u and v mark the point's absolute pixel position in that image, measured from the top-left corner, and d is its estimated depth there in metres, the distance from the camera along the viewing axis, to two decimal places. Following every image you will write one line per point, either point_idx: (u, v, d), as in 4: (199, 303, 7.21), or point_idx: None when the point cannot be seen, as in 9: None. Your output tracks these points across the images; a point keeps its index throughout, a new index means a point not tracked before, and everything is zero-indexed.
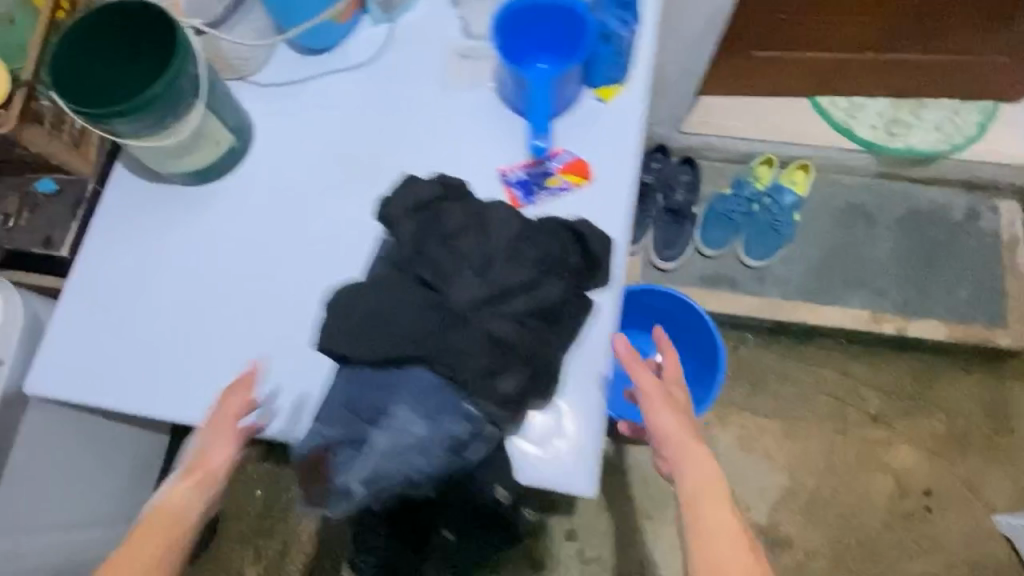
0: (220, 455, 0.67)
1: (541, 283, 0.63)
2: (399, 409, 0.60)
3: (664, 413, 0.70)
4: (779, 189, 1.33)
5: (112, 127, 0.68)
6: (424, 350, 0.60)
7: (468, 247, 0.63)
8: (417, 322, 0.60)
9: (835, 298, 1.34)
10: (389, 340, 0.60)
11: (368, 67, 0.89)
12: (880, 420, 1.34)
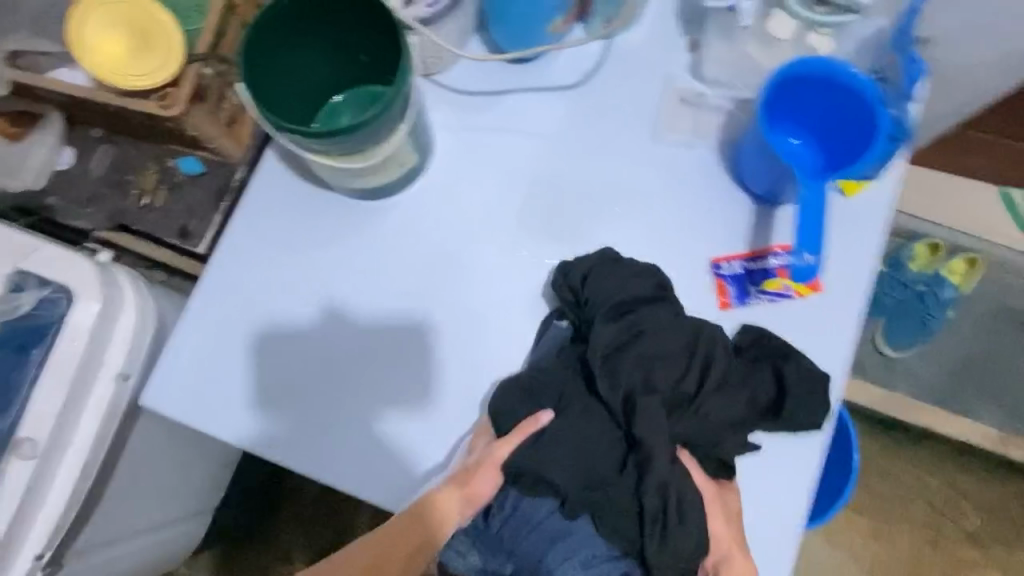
0: (490, 482, 0.61)
1: (719, 434, 0.63)
2: (563, 540, 0.60)
3: (737, 560, 0.61)
4: (942, 279, 1.17)
5: (296, 140, 0.57)
6: (600, 475, 0.60)
7: (662, 378, 0.63)
8: (600, 443, 0.61)
9: (965, 409, 1.23)
10: (569, 457, 0.60)
11: (568, 93, 0.75)
12: (976, 541, 1.26)
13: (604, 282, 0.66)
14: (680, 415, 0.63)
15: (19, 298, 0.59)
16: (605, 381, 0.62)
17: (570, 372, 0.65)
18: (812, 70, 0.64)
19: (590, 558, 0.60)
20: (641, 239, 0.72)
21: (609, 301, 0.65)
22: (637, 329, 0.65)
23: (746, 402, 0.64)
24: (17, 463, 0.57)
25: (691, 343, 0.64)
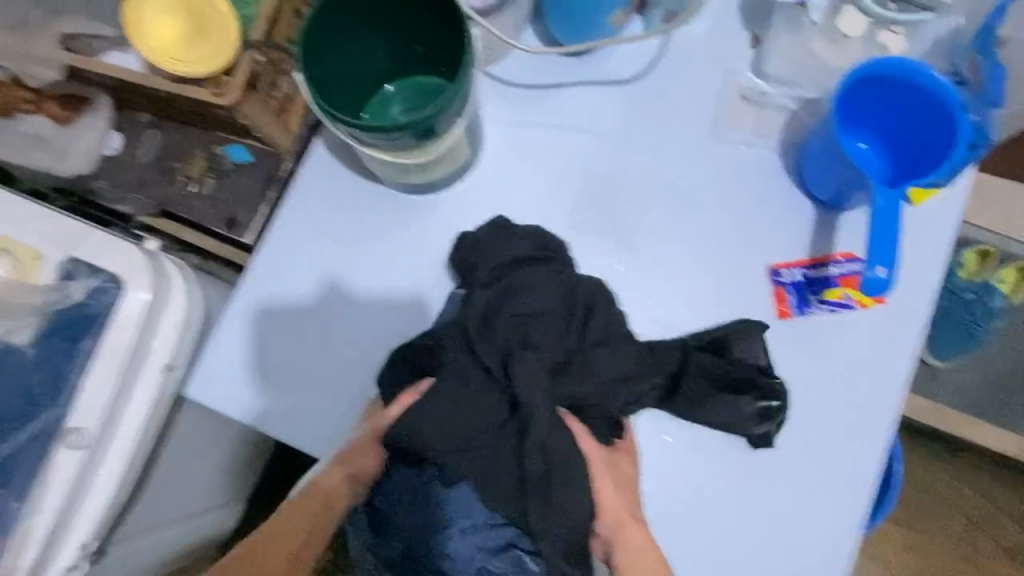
0: (373, 459, 0.60)
1: (608, 391, 0.60)
2: (438, 514, 0.56)
3: (627, 531, 0.57)
4: (991, 289, 1.15)
5: (354, 131, 0.55)
6: (477, 433, 0.55)
7: (549, 338, 0.59)
8: (483, 407, 0.55)
9: (1012, 422, 1.19)
10: (442, 421, 0.55)
11: (624, 88, 0.72)
12: (1013, 557, 1.23)
13: (491, 251, 0.64)
14: (574, 377, 0.59)
15: (70, 287, 0.58)
16: (480, 343, 0.57)
17: (452, 332, 0.59)
18: (889, 72, 0.60)
19: (468, 531, 0.56)
20: (696, 243, 0.69)
21: (494, 264, 0.64)
22: (515, 288, 0.61)
23: (631, 356, 0.62)
24: (66, 452, 0.57)
25: (580, 303, 0.61)
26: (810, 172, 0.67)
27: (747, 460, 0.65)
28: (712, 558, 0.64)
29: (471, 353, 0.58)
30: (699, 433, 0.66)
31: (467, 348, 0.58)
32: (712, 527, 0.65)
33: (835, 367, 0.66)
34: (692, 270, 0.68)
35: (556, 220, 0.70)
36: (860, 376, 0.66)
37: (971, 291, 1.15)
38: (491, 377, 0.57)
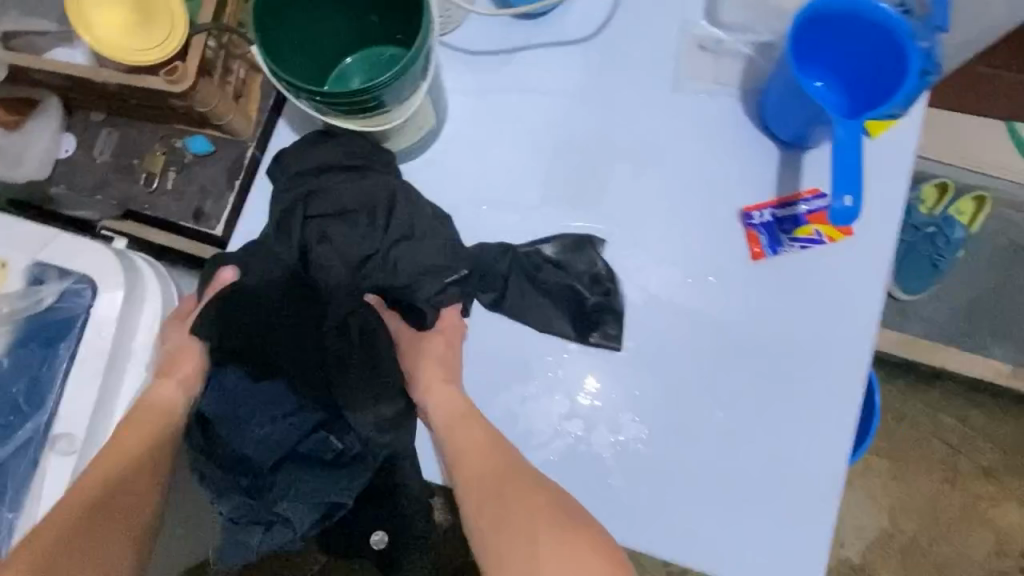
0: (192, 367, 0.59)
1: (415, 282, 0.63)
2: (246, 402, 0.60)
3: (459, 429, 0.59)
4: (948, 221, 1.19)
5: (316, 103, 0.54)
6: (273, 330, 0.59)
7: (356, 237, 0.62)
8: (273, 303, 0.59)
9: (980, 348, 1.24)
10: (229, 315, 0.59)
11: (583, 45, 0.72)
12: (991, 476, 1.29)
13: (305, 160, 0.63)
14: (378, 266, 0.62)
15: (40, 292, 0.57)
16: (275, 243, 0.61)
17: (258, 239, 0.62)
18: (841, 6, 0.62)
19: (282, 417, 0.59)
20: (664, 192, 0.70)
21: (296, 169, 0.62)
22: (317, 190, 0.62)
23: (440, 248, 0.62)
24: (57, 459, 0.55)
25: (384, 198, 0.62)
26: (772, 112, 0.68)
27: (659, 366, 0.67)
28: (712, 500, 0.66)
29: (266, 252, 0.61)
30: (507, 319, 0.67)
31: (259, 250, 0.61)
32: (698, 466, 0.66)
33: (815, 304, 0.68)
34: (668, 220, 0.69)
35: (531, 186, 0.70)
36: (841, 310, 0.68)
37: (936, 222, 1.19)
38: (289, 277, 0.60)
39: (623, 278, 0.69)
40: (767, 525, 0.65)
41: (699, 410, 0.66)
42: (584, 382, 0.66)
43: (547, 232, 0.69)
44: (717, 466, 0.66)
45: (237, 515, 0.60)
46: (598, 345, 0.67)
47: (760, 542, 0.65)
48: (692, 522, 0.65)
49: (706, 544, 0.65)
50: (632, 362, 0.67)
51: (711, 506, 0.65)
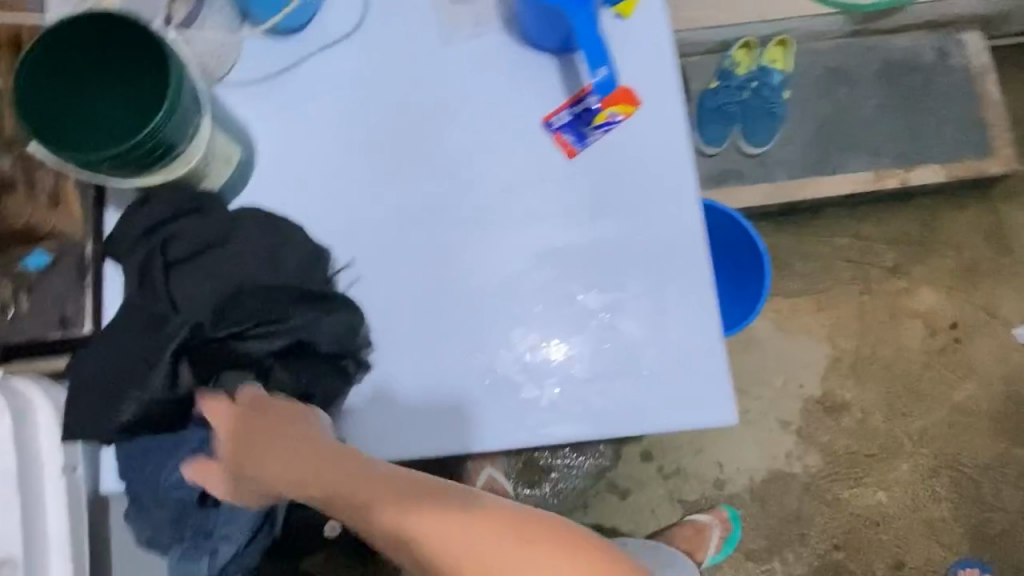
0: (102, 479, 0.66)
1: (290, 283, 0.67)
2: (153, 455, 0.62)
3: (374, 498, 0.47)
4: (765, 71, 1.30)
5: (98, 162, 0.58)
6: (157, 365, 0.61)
7: (233, 310, 0.63)
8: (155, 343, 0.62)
9: (839, 167, 1.35)
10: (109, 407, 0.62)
11: (353, 34, 0.77)
12: (898, 272, 1.40)
13: (144, 218, 0.68)
14: (265, 341, 0.64)
15: None
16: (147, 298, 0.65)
17: (126, 304, 0.65)
18: None
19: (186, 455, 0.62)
20: (472, 129, 0.76)
21: (138, 230, 0.68)
22: (171, 238, 0.67)
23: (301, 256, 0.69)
24: None
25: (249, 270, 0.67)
26: (531, 27, 0.75)
27: (523, 278, 0.73)
28: (610, 373, 0.71)
29: (138, 315, 0.64)
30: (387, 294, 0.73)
31: (134, 315, 0.64)
32: (586, 349, 0.72)
33: (635, 172, 0.75)
34: (485, 154, 0.76)
35: (357, 171, 0.76)
36: (659, 170, 0.75)
37: (753, 76, 1.30)
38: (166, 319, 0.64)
39: (462, 217, 0.75)
40: (671, 373, 0.71)
41: (574, 299, 0.72)
42: (497, 330, 0.72)
43: (385, 207, 0.75)
44: (612, 336, 0.72)
45: (184, 549, 0.65)
46: (464, 280, 0.73)
47: (665, 391, 0.71)
48: (607, 397, 0.71)
49: (628, 411, 0.71)
50: (500, 284, 0.73)
51: (616, 381, 0.71)
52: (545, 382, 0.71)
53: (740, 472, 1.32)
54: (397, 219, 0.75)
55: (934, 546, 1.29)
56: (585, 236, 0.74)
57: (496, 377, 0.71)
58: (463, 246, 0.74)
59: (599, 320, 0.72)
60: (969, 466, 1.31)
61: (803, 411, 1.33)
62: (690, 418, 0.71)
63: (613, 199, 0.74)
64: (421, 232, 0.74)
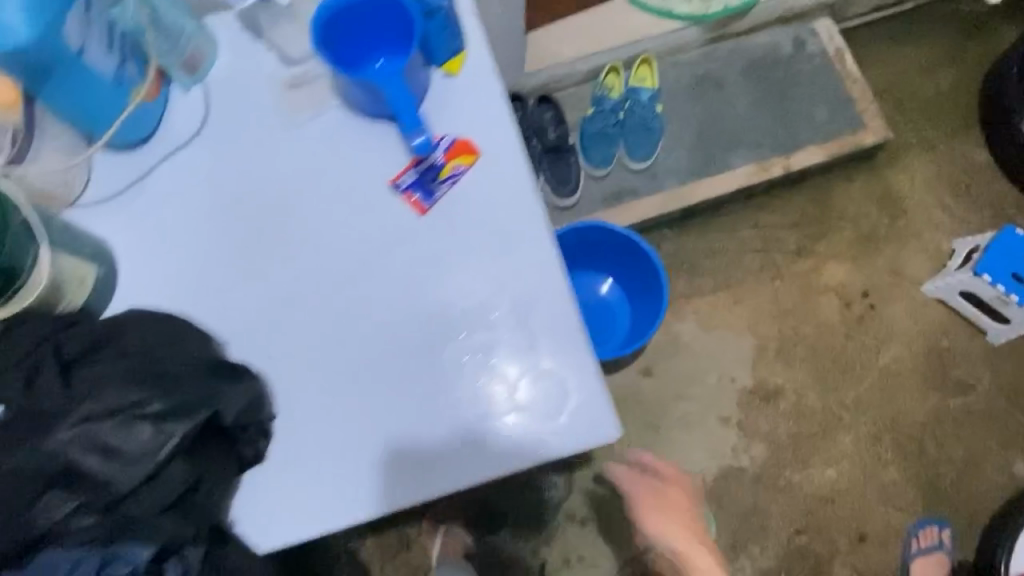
0: None
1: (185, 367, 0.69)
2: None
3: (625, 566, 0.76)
4: (634, 91, 1.40)
5: None
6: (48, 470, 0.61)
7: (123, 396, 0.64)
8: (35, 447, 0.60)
9: (725, 165, 1.41)
10: None
11: (199, 136, 0.81)
12: (803, 253, 1.45)
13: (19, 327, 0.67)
14: (159, 424, 0.65)
15: None
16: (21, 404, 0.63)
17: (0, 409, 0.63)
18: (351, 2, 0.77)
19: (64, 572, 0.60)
20: (328, 201, 0.80)
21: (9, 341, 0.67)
22: (52, 342, 0.67)
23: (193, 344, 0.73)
24: None
25: (135, 359, 0.68)
26: (362, 100, 0.80)
27: (397, 335, 0.77)
28: (492, 410, 0.75)
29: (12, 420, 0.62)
30: (270, 372, 0.76)
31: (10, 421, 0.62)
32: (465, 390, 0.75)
33: (486, 216, 0.79)
34: (344, 224, 0.79)
35: (224, 261, 0.79)
36: (508, 210, 0.79)
37: (624, 96, 1.40)
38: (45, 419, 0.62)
39: (332, 288, 0.78)
40: (550, 401, 0.74)
41: (448, 347, 0.76)
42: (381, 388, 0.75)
43: (255, 291, 0.78)
44: (489, 375, 0.75)
45: None
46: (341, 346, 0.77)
47: (546, 418, 0.74)
48: (493, 434, 0.74)
49: (515, 445, 0.74)
50: (376, 344, 0.77)
51: (500, 416, 0.75)
52: (434, 432, 0.75)
53: (691, 476, 1.33)
54: (270, 301, 0.78)
55: (892, 511, 1.31)
56: (450, 284, 0.77)
57: (388, 435, 0.75)
58: (337, 314, 0.78)
59: (475, 363, 0.75)
60: (908, 426, 1.35)
61: (741, 404, 1.36)
62: (574, 442, 0.74)
63: (470, 243, 0.78)
64: (295, 309, 0.78)
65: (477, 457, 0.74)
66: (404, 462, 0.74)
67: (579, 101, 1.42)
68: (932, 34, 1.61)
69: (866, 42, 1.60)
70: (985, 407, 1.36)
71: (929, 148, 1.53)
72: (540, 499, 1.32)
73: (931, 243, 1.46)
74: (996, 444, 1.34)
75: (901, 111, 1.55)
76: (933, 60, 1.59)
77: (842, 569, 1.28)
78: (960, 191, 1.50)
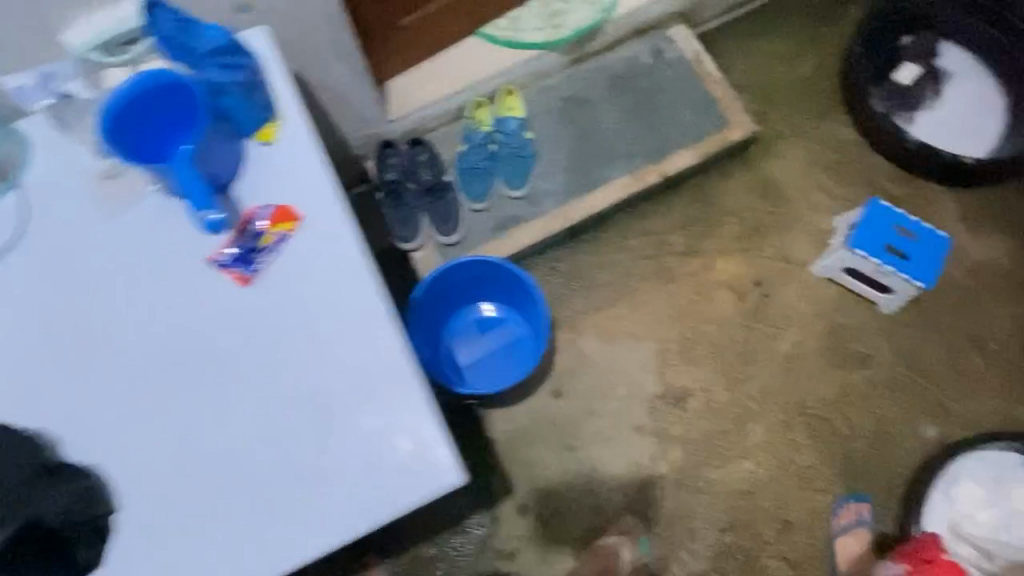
0: None
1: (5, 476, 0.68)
2: None
3: None
4: (502, 121, 1.43)
5: None
6: None
7: None
8: None
9: (602, 180, 1.46)
10: None
11: (20, 246, 0.81)
12: (692, 253, 1.49)
13: None
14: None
15: None
16: None
17: None
18: (145, 85, 0.80)
19: None
20: (158, 292, 0.80)
21: None
22: None
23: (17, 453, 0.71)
24: None
25: None
26: (173, 181, 0.80)
27: (238, 416, 0.76)
28: (339, 479, 0.73)
29: None
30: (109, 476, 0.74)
31: None
32: (311, 461, 0.74)
33: (317, 283, 0.79)
34: (175, 307, 0.79)
35: (56, 369, 0.77)
36: (337, 274, 0.79)
37: (494, 127, 1.42)
38: None
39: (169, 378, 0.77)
40: (393, 462, 0.73)
41: (291, 417, 0.75)
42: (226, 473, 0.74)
43: (89, 395, 0.77)
44: (335, 439, 0.74)
45: None
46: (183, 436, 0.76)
47: (397, 479, 0.73)
48: (341, 504, 0.73)
49: (366, 505, 0.72)
50: (217, 428, 0.76)
51: (350, 482, 0.73)
52: (279, 510, 0.73)
53: (613, 491, 1.33)
54: (104, 403, 0.76)
55: (813, 494, 1.32)
56: (287, 356, 0.77)
57: (234, 521, 0.73)
58: (176, 404, 0.77)
59: (317, 431, 0.75)
60: (816, 407, 1.37)
61: (651, 411, 1.38)
62: (426, 496, 0.73)
63: (302, 312, 0.78)
64: (131, 407, 0.76)
65: (330, 526, 0.72)
66: (257, 544, 0.72)
67: (451, 138, 1.43)
68: (787, 24, 1.67)
69: (727, 42, 1.65)
70: (886, 376, 1.39)
71: (799, 134, 1.58)
72: (467, 540, 1.31)
73: (813, 224, 1.51)
74: (902, 411, 1.37)
75: (767, 102, 1.61)
76: (791, 50, 1.65)
77: (772, 560, 1.29)
78: (833, 170, 1.55)
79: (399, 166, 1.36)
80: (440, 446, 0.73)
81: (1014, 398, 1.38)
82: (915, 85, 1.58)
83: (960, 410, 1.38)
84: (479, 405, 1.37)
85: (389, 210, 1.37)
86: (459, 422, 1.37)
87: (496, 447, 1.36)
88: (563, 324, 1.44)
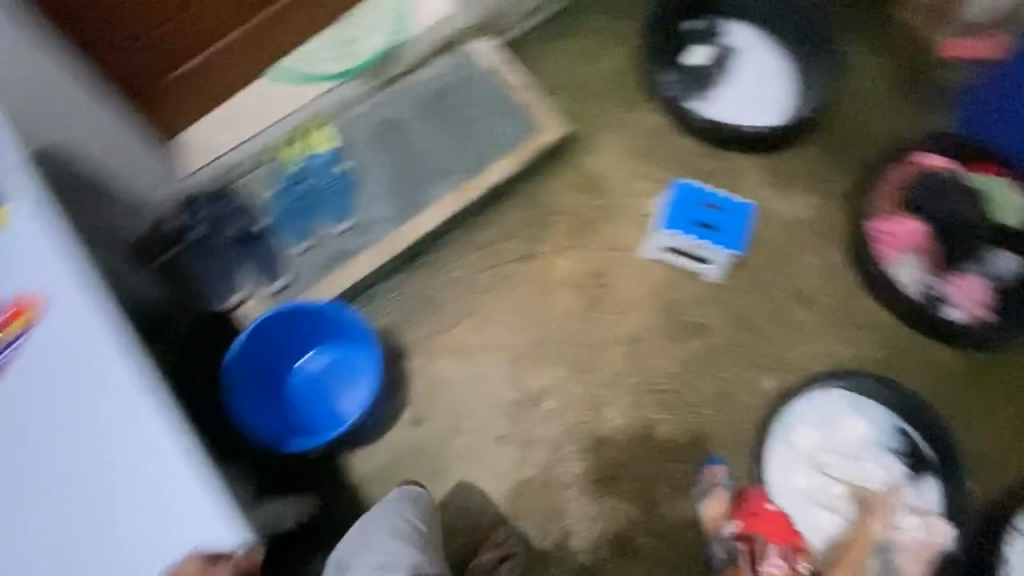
0: None
1: None
2: None
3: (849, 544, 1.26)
4: (309, 157, 1.41)
5: None
6: None
7: None
8: None
9: (426, 200, 1.47)
10: None
11: None
12: (529, 256, 1.52)
13: None
14: None
15: None
16: None
17: None
18: None
19: None
20: None
21: None
22: None
23: None
24: None
25: None
26: None
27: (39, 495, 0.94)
28: (132, 531, 0.92)
29: None
30: None
31: None
32: (103, 518, 0.93)
33: (83, 372, 0.96)
34: None
35: None
36: (100, 363, 0.97)
37: (302, 164, 1.41)
38: None
39: None
40: (177, 514, 0.92)
41: (72, 463, 0.94)
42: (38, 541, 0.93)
43: None
44: (111, 475, 0.94)
45: None
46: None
47: (181, 527, 0.92)
48: (137, 550, 0.92)
49: (156, 550, 0.92)
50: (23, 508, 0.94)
51: (139, 533, 0.92)
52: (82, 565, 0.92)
53: (485, 504, 1.36)
54: None
55: (672, 466, 1.39)
56: (69, 438, 0.95)
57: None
58: None
59: (107, 496, 0.93)
60: (662, 383, 1.45)
61: (511, 418, 1.40)
62: (209, 541, 0.91)
63: (72, 395, 0.96)
64: None
65: (121, 539, 0.92)
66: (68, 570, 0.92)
67: (259, 180, 1.38)
68: (591, 18, 1.71)
69: (533, 46, 1.68)
70: (721, 341, 1.49)
71: (614, 125, 1.64)
72: None
73: (637, 210, 1.58)
74: (740, 370, 1.47)
75: (582, 97, 1.65)
76: (596, 43, 1.69)
77: (643, 536, 1.35)
78: (649, 156, 1.63)
79: (206, 219, 1.32)
80: (193, 465, 0.94)
81: (837, 340, 1.50)
82: (709, 65, 1.67)
83: (792, 358, 1.48)
84: (338, 449, 1.34)
85: (202, 267, 1.30)
86: (320, 470, 1.34)
87: (363, 488, 1.34)
88: (413, 351, 1.42)
